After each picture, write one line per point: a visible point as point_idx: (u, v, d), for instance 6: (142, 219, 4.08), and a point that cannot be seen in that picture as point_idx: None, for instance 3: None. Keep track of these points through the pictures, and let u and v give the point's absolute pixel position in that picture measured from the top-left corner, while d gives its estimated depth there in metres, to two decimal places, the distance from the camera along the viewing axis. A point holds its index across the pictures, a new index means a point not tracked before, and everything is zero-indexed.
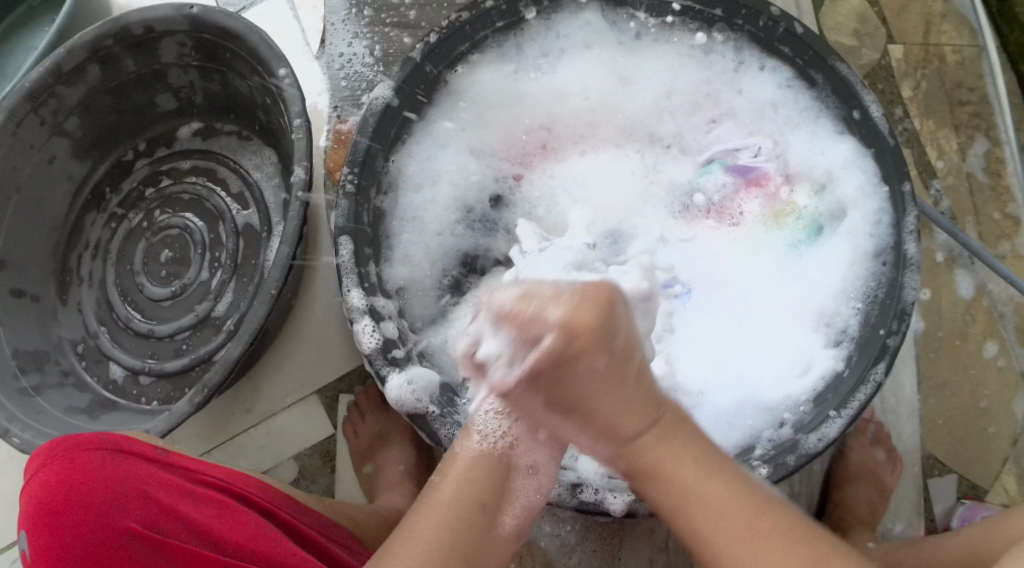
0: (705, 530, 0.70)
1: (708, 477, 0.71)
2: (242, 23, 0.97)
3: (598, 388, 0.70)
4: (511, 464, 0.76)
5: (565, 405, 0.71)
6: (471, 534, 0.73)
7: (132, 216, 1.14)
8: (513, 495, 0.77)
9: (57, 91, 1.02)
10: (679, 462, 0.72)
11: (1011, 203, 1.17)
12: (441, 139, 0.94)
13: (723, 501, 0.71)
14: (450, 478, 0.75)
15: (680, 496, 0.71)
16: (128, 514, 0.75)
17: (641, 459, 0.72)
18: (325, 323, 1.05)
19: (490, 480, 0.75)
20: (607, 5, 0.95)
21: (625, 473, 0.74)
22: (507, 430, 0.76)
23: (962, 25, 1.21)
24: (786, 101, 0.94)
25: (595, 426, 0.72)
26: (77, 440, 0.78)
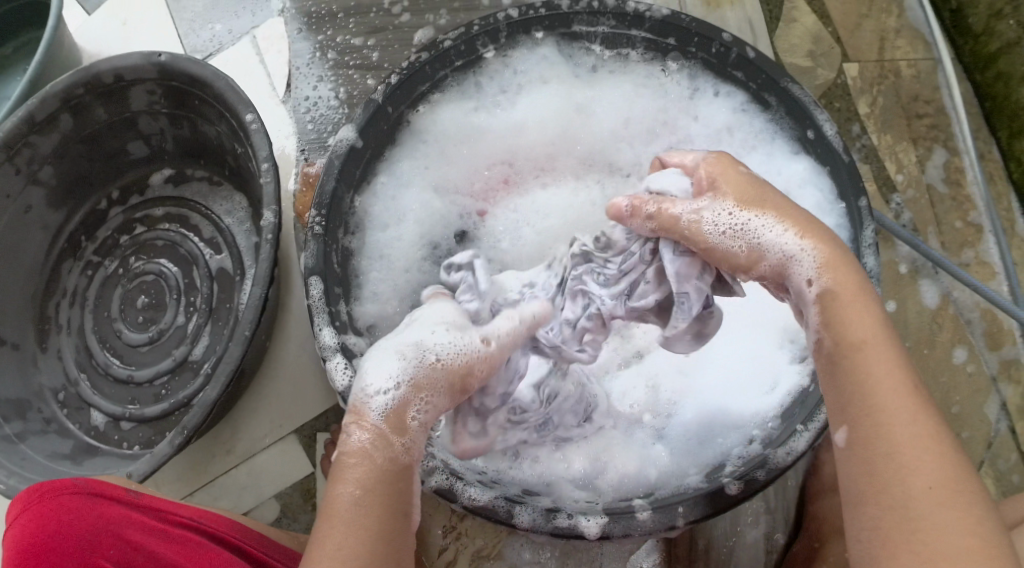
0: (873, 390, 0.69)
1: (895, 348, 0.70)
2: (208, 69, 0.99)
3: (785, 208, 0.76)
4: (409, 460, 0.72)
5: (759, 195, 0.77)
6: (388, 539, 0.68)
7: (107, 263, 1.15)
8: (413, 488, 0.71)
9: (31, 141, 1.03)
10: (871, 311, 0.72)
11: (972, 211, 1.20)
12: (405, 177, 0.96)
13: (900, 380, 0.69)
14: (349, 484, 0.69)
15: (860, 337, 0.70)
16: (99, 555, 0.77)
17: (840, 285, 0.73)
18: (300, 362, 1.07)
19: (392, 478, 0.70)
20: (562, 40, 0.98)
21: (820, 298, 0.73)
22: (413, 436, 0.72)
23: (915, 40, 1.25)
24: (741, 125, 0.97)
25: (796, 232, 0.75)
26: (52, 484, 0.79)
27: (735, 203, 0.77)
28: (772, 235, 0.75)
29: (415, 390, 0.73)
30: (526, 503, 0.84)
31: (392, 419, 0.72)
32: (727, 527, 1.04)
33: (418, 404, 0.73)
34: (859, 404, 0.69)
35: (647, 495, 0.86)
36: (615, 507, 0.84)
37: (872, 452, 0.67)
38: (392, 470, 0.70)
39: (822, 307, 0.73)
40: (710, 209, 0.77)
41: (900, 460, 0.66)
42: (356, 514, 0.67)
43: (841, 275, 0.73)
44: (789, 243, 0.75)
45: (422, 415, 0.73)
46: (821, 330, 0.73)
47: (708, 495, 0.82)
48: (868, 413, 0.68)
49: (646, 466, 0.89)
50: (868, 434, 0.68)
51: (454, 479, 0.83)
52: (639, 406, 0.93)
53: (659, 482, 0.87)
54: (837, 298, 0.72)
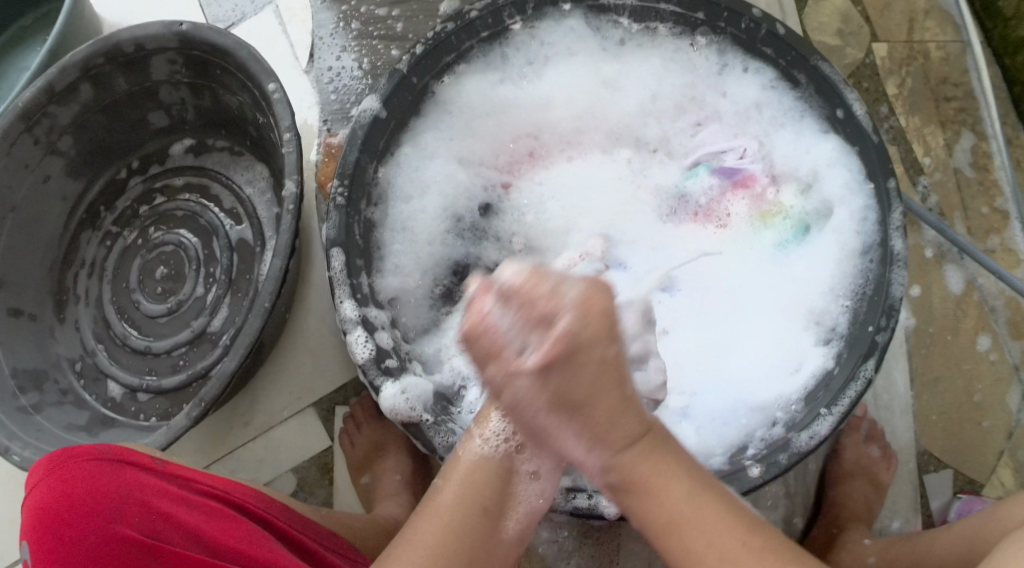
0: (699, 559, 0.70)
1: (700, 504, 0.71)
2: (231, 39, 0.98)
3: (597, 389, 0.69)
4: (514, 469, 0.77)
5: (571, 403, 0.69)
6: (473, 540, 0.75)
7: (126, 233, 1.15)
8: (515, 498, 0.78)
9: (50, 111, 1.03)
10: (676, 484, 0.71)
11: (999, 197, 1.18)
12: (430, 150, 0.95)
13: (724, 537, 0.70)
14: (452, 483, 0.76)
15: (668, 517, 0.71)
16: (127, 522, 0.76)
17: (635, 474, 0.71)
18: (319, 335, 1.06)
19: (494, 485, 0.76)
20: (590, 13, 0.96)
21: (613, 488, 0.73)
22: (513, 436, 0.76)
23: (945, 21, 1.23)
24: (770, 102, 0.96)
25: (590, 431, 0.71)
26: (76, 449, 0.79)
27: (545, 401, 0.70)
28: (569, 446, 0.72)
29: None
30: None
31: (481, 415, 0.77)
32: None
33: (509, 401, 0.75)
34: None
35: None
36: None
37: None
38: (495, 473, 0.76)
39: (616, 496, 0.74)
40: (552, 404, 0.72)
41: None
42: (450, 511, 0.75)
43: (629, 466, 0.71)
44: (579, 452, 0.72)
45: (505, 419, 0.76)
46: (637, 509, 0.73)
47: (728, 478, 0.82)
48: None
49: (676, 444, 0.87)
50: None
51: None
52: None
53: None
54: (628, 490, 0.72)
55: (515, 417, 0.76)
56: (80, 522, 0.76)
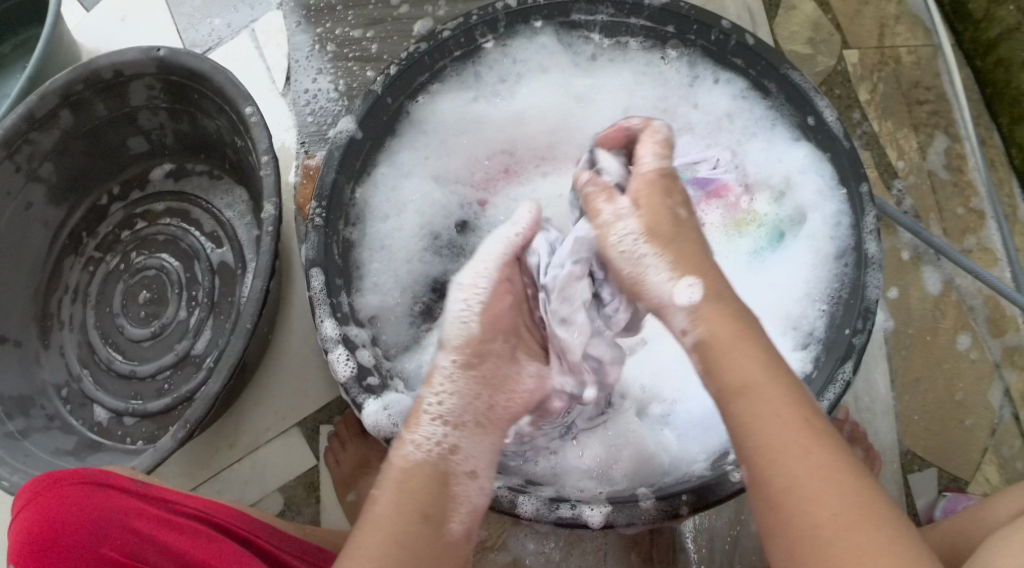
0: (760, 431, 0.68)
1: (777, 387, 0.69)
2: (208, 63, 0.99)
3: (685, 247, 0.76)
4: (448, 471, 0.76)
5: (662, 236, 0.76)
6: (415, 544, 0.72)
7: (109, 259, 1.15)
8: (455, 501, 0.76)
9: (31, 138, 1.03)
10: (751, 354, 0.71)
11: (974, 197, 1.19)
12: (406, 168, 0.96)
13: (790, 415, 0.68)
14: (384, 492, 0.75)
15: (744, 380, 0.70)
16: (108, 544, 0.78)
17: (715, 335, 0.72)
18: (302, 354, 1.07)
19: (428, 489, 0.75)
20: (561, 29, 0.97)
21: (697, 348, 0.72)
22: (443, 436, 0.77)
23: (915, 26, 1.24)
24: (741, 112, 0.97)
25: (681, 266, 0.74)
26: (59, 473, 0.80)
27: (642, 234, 0.76)
28: (655, 275, 0.75)
29: (426, 384, 0.80)
30: (528, 494, 0.84)
31: (410, 419, 0.78)
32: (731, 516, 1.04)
33: (431, 395, 0.79)
34: (755, 457, 0.68)
35: (653, 484, 0.86)
36: (619, 496, 0.83)
37: (762, 505, 0.67)
38: (428, 478, 0.76)
39: (698, 353, 0.72)
40: (619, 228, 0.77)
41: (803, 501, 0.66)
42: (388, 518, 0.73)
43: (717, 318, 0.72)
44: (666, 286, 0.74)
45: (435, 404, 0.79)
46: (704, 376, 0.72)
47: (710, 484, 0.82)
48: (765, 463, 0.68)
49: (658, 453, 0.89)
50: (772, 479, 0.67)
51: None
52: (648, 392, 0.94)
53: (672, 468, 0.87)
54: (710, 346, 0.72)
55: (441, 418, 0.78)
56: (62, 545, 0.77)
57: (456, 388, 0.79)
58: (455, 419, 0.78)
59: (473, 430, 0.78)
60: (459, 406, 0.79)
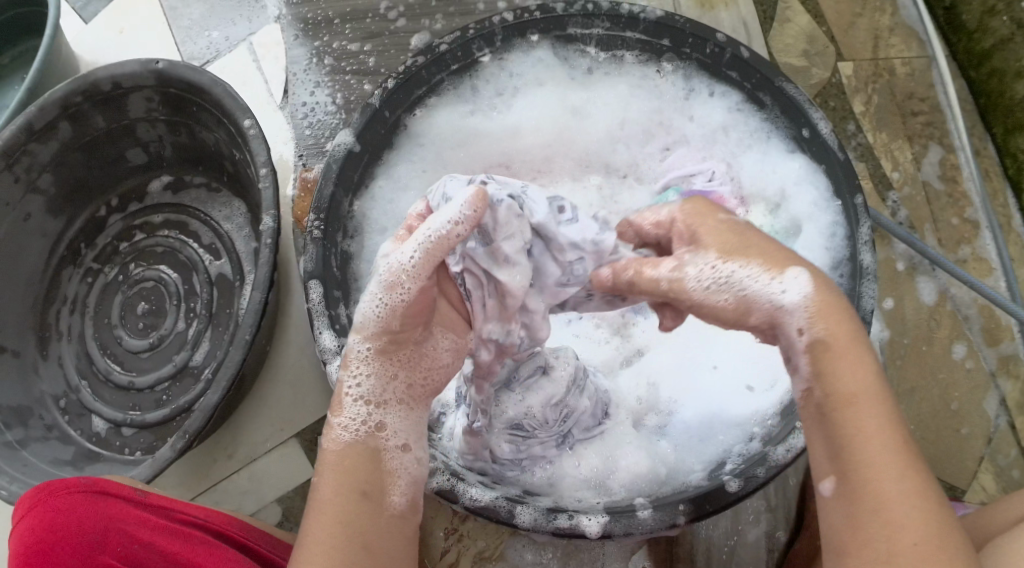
0: (863, 442, 0.67)
1: (887, 404, 0.68)
2: (206, 76, 1.00)
3: (753, 244, 0.74)
4: (377, 447, 0.74)
5: (735, 242, 0.74)
6: (356, 522, 0.71)
7: (107, 270, 1.15)
8: (389, 473, 0.74)
9: (30, 149, 1.04)
10: (864, 360, 0.70)
11: (968, 208, 1.20)
12: (403, 181, 0.97)
13: (891, 434, 0.67)
14: (324, 475, 0.73)
15: (855, 388, 0.69)
16: (107, 551, 0.78)
17: (834, 336, 0.70)
18: (300, 365, 1.08)
19: (361, 466, 0.74)
20: (557, 43, 0.98)
21: (812, 348, 0.71)
22: (369, 415, 0.75)
23: (909, 38, 1.25)
24: (737, 124, 0.98)
25: (773, 262, 0.73)
26: (57, 483, 0.80)
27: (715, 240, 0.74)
28: (755, 282, 0.72)
29: (344, 365, 0.76)
30: (527, 504, 0.84)
31: (334, 402, 0.75)
32: (728, 525, 1.04)
33: (351, 377, 0.75)
34: (851, 467, 0.67)
35: (650, 494, 0.86)
36: (615, 506, 0.84)
37: (845, 516, 0.67)
38: (359, 457, 0.74)
39: (813, 355, 0.71)
40: (693, 258, 0.74)
41: (887, 520, 0.65)
42: (333, 502, 0.72)
43: (831, 325, 0.71)
44: (783, 290, 0.72)
45: (356, 387, 0.75)
46: (815, 376, 0.70)
47: (710, 492, 0.82)
48: (858, 474, 0.67)
49: (656, 464, 0.89)
50: (862, 491, 0.66)
51: (456, 480, 0.84)
52: (644, 402, 0.94)
53: (669, 478, 0.87)
54: (829, 349, 0.70)
55: (364, 398, 0.75)
56: (60, 553, 0.77)
57: (371, 368, 0.75)
58: (377, 398, 0.75)
59: (397, 404, 0.76)
60: (378, 386, 0.75)
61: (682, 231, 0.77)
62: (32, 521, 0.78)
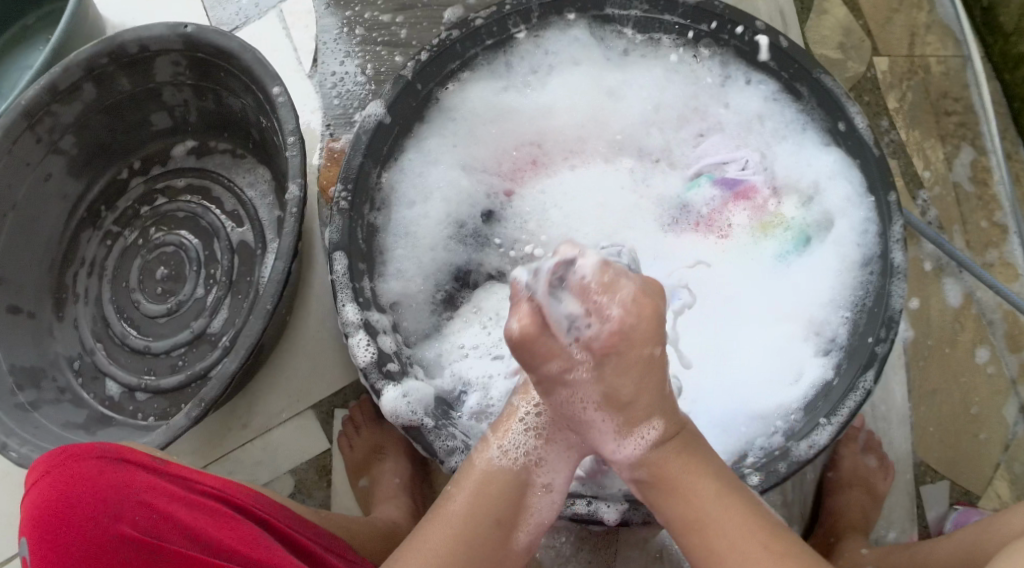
0: (725, 554, 0.75)
1: (733, 506, 0.76)
2: (235, 41, 0.99)
3: (644, 387, 0.77)
4: (529, 480, 0.80)
5: (617, 401, 0.77)
6: (483, 551, 0.78)
7: (127, 233, 1.15)
8: (526, 511, 0.80)
9: (53, 109, 1.03)
10: (704, 474, 0.77)
11: (998, 211, 1.18)
12: (432, 155, 0.95)
13: (745, 539, 0.75)
14: (465, 490, 0.79)
15: (697, 516, 0.76)
16: (126, 520, 0.75)
17: (659, 472, 0.78)
18: (319, 338, 1.06)
19: (505, 498, 0.79)
20: (594, 22, 0.96)
21: (638, 484, 0.80)
22: (532, 448, 0.80)
23: (946, 36, 1.23)
24: (772, 114, 0.96)
25: (627, 415, 0.78)
26: (76, 448, 0.78)
27: (596, 393, 0.77)
28: (604, 434, 0.79)
29: (522, 391, 0.82)
30: None
31: (502, 425, 0.81)
32: None
33: (526, 407, 0.81)
34: None
35: None
36: (636, 493, 0.83)
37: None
38: (510, 484, 0.79)
39: (653, 495, 0.79)
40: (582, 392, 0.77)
41: None
42: (461, 520, 0.78)
43: (666, 450, 0.78)
44: (620, 451, 0.79)
45: (530, 419, 0.81)
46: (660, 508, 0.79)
47: None
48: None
49: None
50: None
51: None
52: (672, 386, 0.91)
53: None
54: (659, 487, 0.78)
55: (532, 429, 0.80)
56: (78, 521, 0.75)
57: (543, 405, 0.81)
58: (542, 431, 0.80)
59: (559, 444, 0.81)
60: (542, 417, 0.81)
61: (576, 359, 0.75)
62: (50, 484, 0.76)
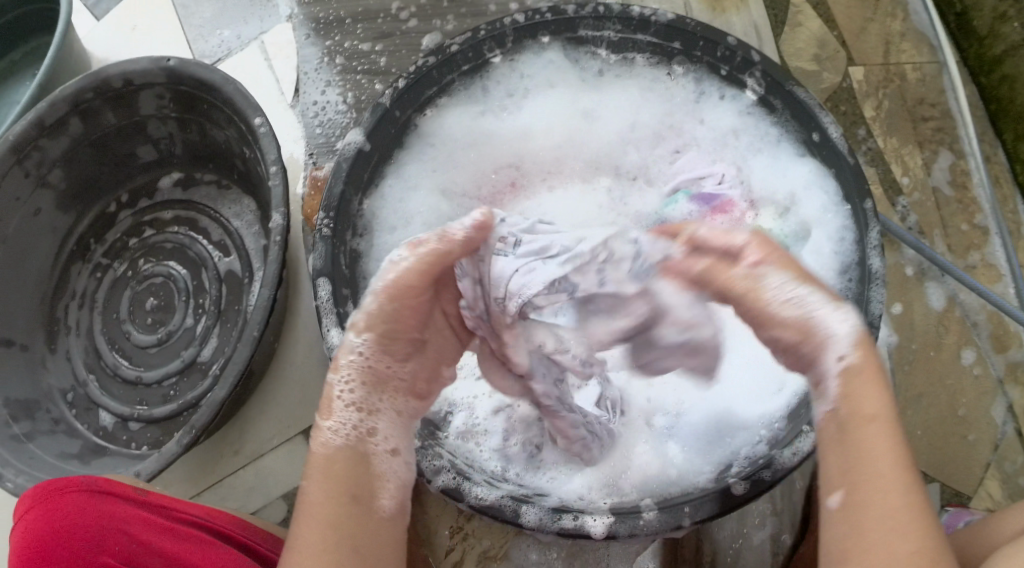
0: (868, 459, 0.68)
1: (896, 424, 0.69)
2: (217, 74, 1.00)
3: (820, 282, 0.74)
4: (367, 451, 0.75)
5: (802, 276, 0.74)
6: (350, 527, 0.72)
7: (117, 265, 1.16)
8: (377, 477, 0.75)
9: (41, 143, 1.04)
10: (885, 388, 0.70)
11: (978, 214, 1.20)
12: (413, 181, 0.97)
13: (896, 451, 0.68)
14: (311, 481, 0.73)
15: (868, 409, 0.69)
16: (107, 550, 0.77)
17: (867, 363, 0.71)
18: (309, 364, 1.08)
19: (349, 471, 0.74)
20: (568, 44, 0.98)
21: (849, 372, 0.71)
22: (360, 422, 0.76)
23: (920, 43, 1.25)
24: (747, 128, 0.98)
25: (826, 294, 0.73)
26: (59, 481, 0.79)
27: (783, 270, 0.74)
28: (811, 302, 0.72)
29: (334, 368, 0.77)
30: (532, 503, 0.84)
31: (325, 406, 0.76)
32: (733, 529, 1.03)
33: (339, 381, 0.77)
34: (855, 483, 0.67)
35: (658, 494, 0.86)
36: (621, 506, 0.84)
37: (862, 508, 0.66)
38: (348, 461, 0.74)
39: (845, 379, 0.71)
40: (771, 278, 0.73)
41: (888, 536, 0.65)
42: (319, 506, 0.72)
43: (871, 356, 0.71)
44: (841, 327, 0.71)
45: (347, 393, 0.76)
46: (840, 403, 0.70)
47: (713, 496, 0.82)
48: (862, 486, 0.67)
49: (666, 466, 0.89)
50: (860, 500, 0.67)
51: (462, 479, 0.84)
52: (653, 403, 0.93)
53: (679, 479, 0.87)
54: (858, 375, 0.70)
55: (354, 404, 0.76)
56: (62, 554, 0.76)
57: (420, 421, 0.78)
58: (367, 405, 0.76)
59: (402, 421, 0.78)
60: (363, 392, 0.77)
61: (744, 260, 0.74)
62: (32, 520, 0.77)
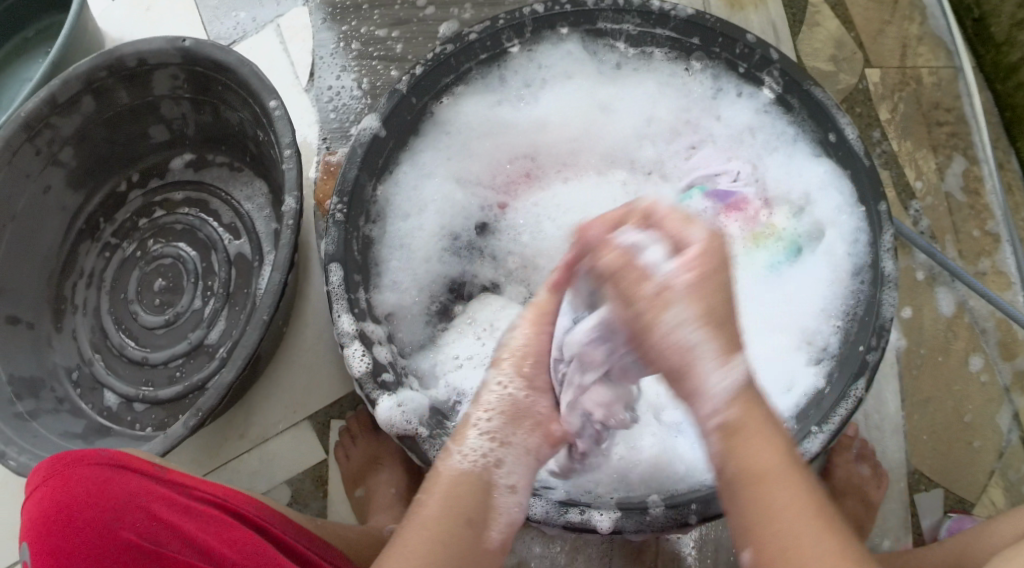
0: (780, 518, 0.64)
1: (801, 483, 0.66)
2: (233, 56, 1.00)
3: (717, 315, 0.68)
4: (492, 483, 0.74)
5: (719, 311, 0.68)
6: (460, 555, 0.70)
7: (125, 245, 1.16)
8: (494, 511, 0.73)
9: (52, 122, 1.04)
10: (773, 442, 0.67)
11: (990, 220, 1.19)
12: (427, 168, 0.97)
13: (806, 511, 0.64)
14: (432, 497, 0.72)
15: (766, 465, 0.66)
16: (123, 525, 0.76)
17: (744, 419, 0.67)
18: (316, 349, 1.08)
19: (471, 499, 0.72)
20: (587, 37, 0.97)
21: (725, 427, 0.67)
22: (489, 451, 0.74)
23: (937, 47, 1.25)
24: (763, 126, 0.97)
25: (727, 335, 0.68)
26: (76, 453, 0.79)
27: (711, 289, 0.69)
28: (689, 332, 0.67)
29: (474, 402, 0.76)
30: (539, 495, 0.84)
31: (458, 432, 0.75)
32: None
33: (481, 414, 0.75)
34: (772, 542, 0.64)
35: (665, 490, 0.86)
36: (629, 501, 0.84)
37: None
38: (473, 489, 0.73)
39: (727, 433, 0.67)
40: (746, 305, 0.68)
41: None
42: (434, 525, 0.70)
43: (745, 414, 0.67)
44: (718, 377, 0.67)
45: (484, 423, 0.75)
46: (725, 459, 0.67)
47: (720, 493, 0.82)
48: (780, 547, 0.63)
49: (673, 461, 0.89)
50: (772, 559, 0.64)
51: None
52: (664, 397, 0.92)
53: (686, 475, 0.87)
54: (740, 431, 0.67)
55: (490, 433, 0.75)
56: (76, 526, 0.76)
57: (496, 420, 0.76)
58: (502, 436, 0.75)
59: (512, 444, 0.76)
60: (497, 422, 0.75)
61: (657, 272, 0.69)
62: (45, 494, 0.78)
